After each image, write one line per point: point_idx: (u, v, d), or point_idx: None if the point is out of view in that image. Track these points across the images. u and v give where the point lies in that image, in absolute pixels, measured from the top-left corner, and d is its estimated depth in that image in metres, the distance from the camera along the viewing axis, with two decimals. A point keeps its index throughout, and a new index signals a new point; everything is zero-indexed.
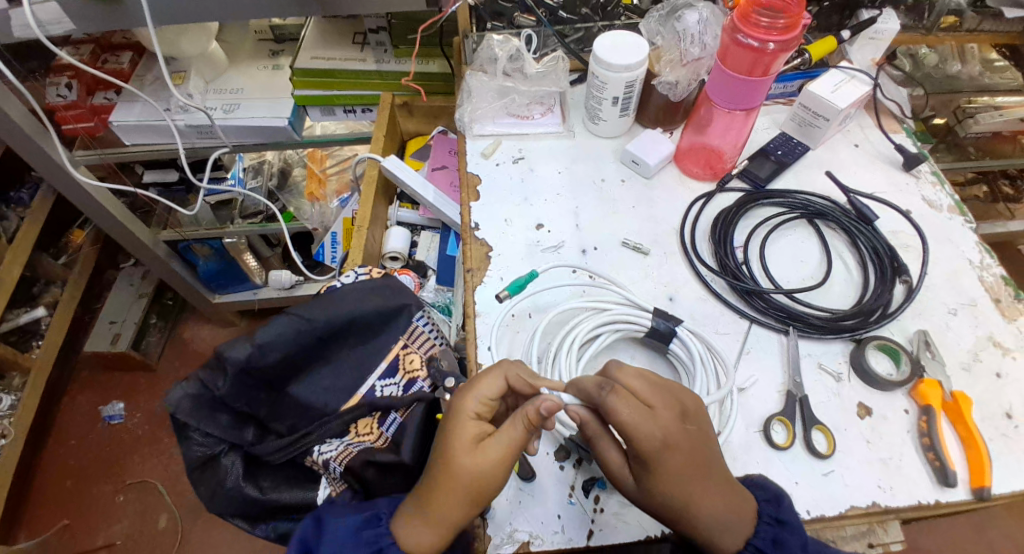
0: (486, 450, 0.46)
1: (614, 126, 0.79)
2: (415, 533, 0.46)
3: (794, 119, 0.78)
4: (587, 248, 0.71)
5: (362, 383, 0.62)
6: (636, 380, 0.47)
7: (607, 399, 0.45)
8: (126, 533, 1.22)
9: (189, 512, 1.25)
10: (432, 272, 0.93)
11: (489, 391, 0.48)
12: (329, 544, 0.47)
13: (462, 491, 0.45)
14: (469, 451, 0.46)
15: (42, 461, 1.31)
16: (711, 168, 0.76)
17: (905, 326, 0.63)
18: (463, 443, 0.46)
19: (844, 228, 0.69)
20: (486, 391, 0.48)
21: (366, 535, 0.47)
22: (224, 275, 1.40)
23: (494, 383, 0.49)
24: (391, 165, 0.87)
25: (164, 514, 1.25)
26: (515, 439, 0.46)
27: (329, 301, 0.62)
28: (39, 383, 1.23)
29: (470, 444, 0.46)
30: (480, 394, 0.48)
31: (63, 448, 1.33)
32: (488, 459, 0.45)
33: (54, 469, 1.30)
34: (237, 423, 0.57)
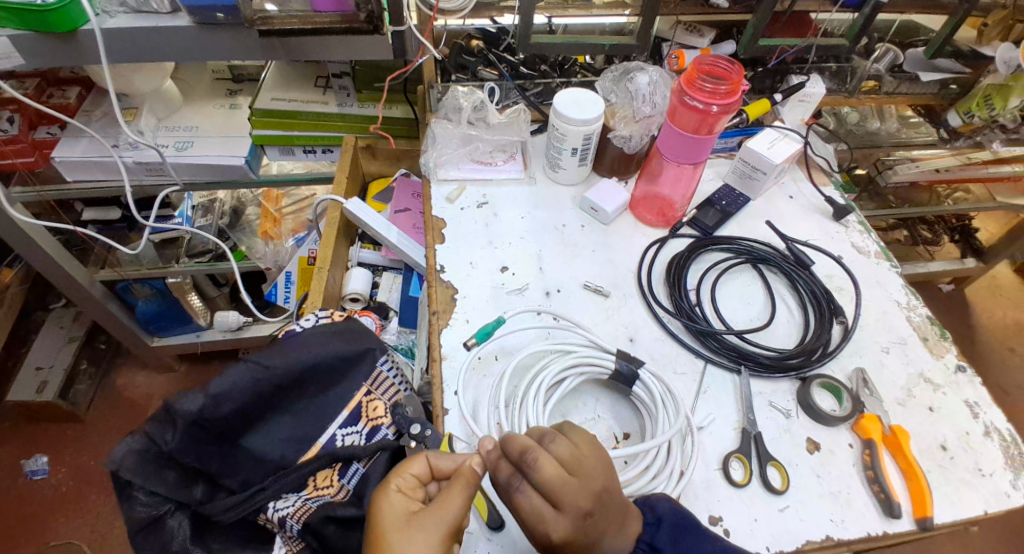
0: (413, 526, 0.45)
1: (572, 175, 0.83)
2: None
3: (735, 171, 0.84)
4: (550, 290, 0.73)
5: (322, 431, 0.60)
6: (546, 473, 0.45)
7: (515, 492, 0.46)
8: None
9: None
10: (393, 313, 0.92)
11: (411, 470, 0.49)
12: None
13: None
14: (400, 531, 0.45)
15: None
16: (663, 216, 0.80)
17: (844, 365, 0.67)
18: (396, 521, 0.45)
19: (785, 273, 0.74)
20: (416, 468, 0.49)
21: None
22: (165, 317, 1.33)
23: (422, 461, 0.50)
24: (353, 207, 0.88)
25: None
26: (449, 510, 0.45)
27: (289, 347, 0.61)
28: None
29: (404, 520, 0.45)
30: (409, 472, 0.49)
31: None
32: (421, 535, 0.44)
33: None
34: (183, 481, 0.53)
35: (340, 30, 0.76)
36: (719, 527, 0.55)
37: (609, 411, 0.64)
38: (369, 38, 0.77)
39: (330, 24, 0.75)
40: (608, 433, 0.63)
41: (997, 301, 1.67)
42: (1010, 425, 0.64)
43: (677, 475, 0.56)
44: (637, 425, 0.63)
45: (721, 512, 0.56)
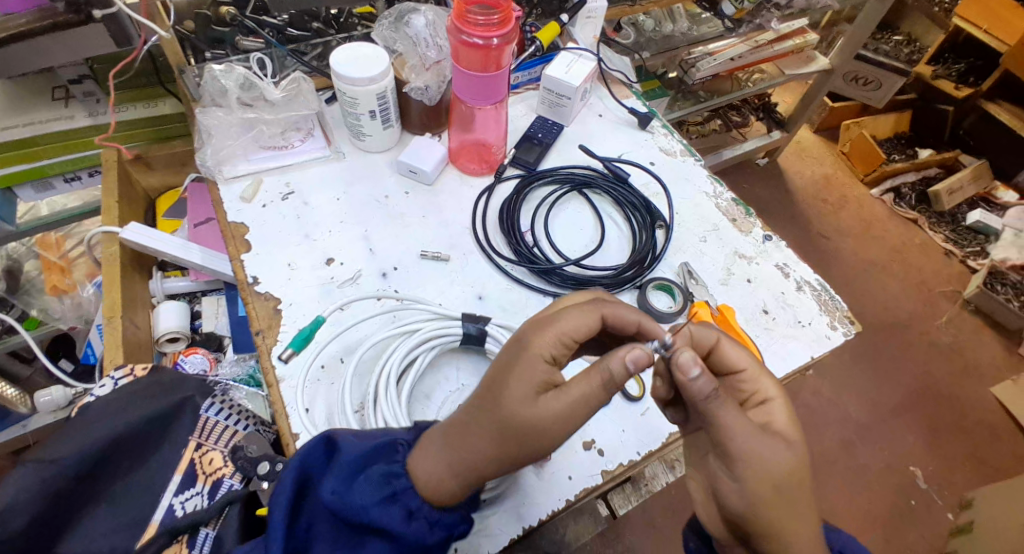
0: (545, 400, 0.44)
1: (381, 140, 0.76)
2: (437, 483, 0.43)
3: (543, 102, 0.83)
4: (386, 270, 0.68)
5: (155, 507, 0.51)
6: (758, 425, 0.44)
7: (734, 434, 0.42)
8: None
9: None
10: (228, 340, 0.81)
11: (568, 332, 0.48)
12: (335, 478, 0.41)
13: (506, 437, 0.43)
14: (530, 400, 0.43)
15: None
16: (485, 162, 0.77)
17: (671, 263, 0.71)
18: (521, 391, 0.44)
19: (608, 192, 0.75)
20: (576, 326, 0.48)
21: (375, 475, 0.42)
22: None
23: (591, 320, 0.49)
24: (134, 233, 0.76)
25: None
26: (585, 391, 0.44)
27: (79, 427, 0.51)
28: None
29: (528, 395, 0.44)
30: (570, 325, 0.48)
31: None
32: (552, 409, 0.43)
33: None
34: None
35: (45, 29, 0.60)
36: (593, 449, 0.57)
37: (472, 376, 0.62)
38: (83, 31, 0.63)
39: (25, 26, 0.60)
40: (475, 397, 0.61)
41: (806, 164, 1.90)
42: (816, 275, 0.72)
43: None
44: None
45: (590, 434, 0.58)
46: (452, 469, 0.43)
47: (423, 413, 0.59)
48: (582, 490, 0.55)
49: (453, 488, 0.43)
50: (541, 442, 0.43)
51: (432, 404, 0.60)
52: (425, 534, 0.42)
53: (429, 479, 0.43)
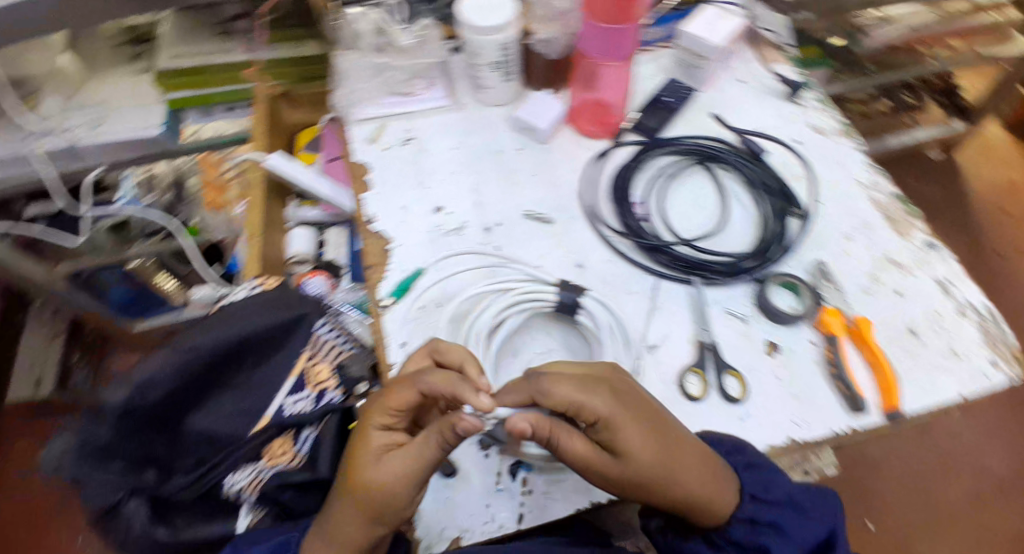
0: (386, 469, 0.43)
1: (500, 92, 0.74)
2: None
3: (677, 62, 0.76)
4: (490, 225, 0.68)
5: (269, 403, 0.58)
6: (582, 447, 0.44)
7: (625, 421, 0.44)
8: None
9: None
10: (345, 270, 0.88)
11: (398, 402, 0.46)
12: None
13: (363, 509, 0.44)
14: (377, 469, 0.44)
15: None
16: (603, 124, 0.72)
17: (803, 257, 0.64)
18: (366, 457, 0.45)
19: (738, 169, 0.68)
20: (397, 400, 0.45)
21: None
22: (140, 302, 1.24)
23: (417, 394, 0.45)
24: (277, 163, 0.82)
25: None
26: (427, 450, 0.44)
27: (221, 320, 0.58)
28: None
29: (373, 460, 0.45)
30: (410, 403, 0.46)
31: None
32: (393, 473, 0.43)
33: None
34: (133, 467, 0.50)
35: None
36: None
37: (561, 343, 0.62)
38: None
39: None
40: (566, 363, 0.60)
41: (989, 164, 1.59)
42: (987, 300, 0.61)
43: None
44: (587, 352, 0.60)
45: None
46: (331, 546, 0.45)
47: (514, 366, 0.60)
48: None
49: None
50: (396, 506, 0.44)
51: (518, 361, 0.60)
52: None
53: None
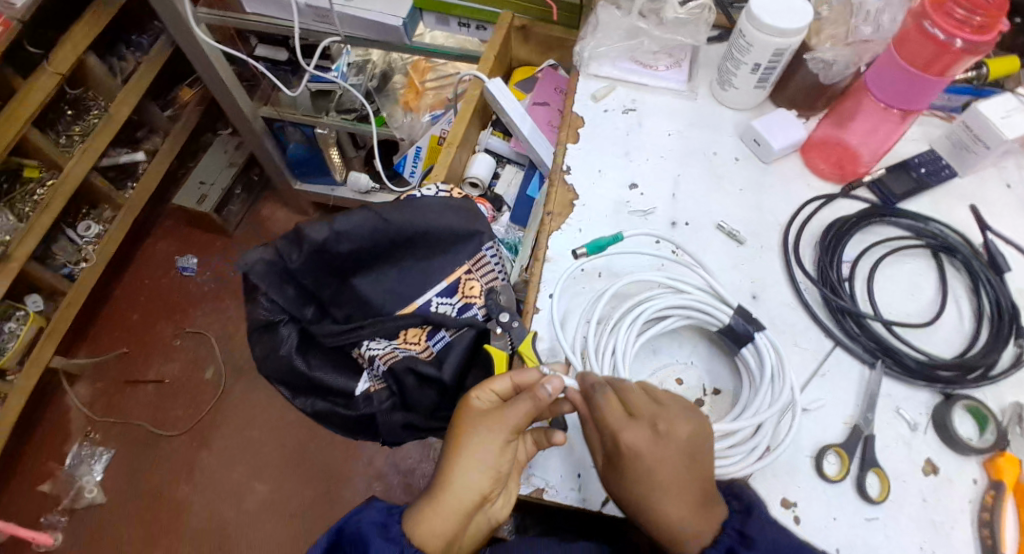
0: (497, 428, 0.47)
1: (744, 97, 0.71)
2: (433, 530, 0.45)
3: (949, 136, 0.68)
4: (677, 220, 0.66)
5: (421, 294, 0.61)
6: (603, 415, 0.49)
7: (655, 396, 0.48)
8: (175, 375, 1.29)
9: (215, 398, 1.27)
10: (506, 207, 0.92)
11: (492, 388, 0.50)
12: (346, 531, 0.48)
13: (485, 475, 0.46)
14: (485, 436, 0.47)
15: (107, 305, 1.38)
16: (840, 169, 0.68)
17: (1000, 394, 0.56)
18: (471, 430, 0.48)
19: (971, 272, 0.61)
20: (494, 385, 0.50)
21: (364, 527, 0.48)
22: (310, 164, 1.39)
23: (526, 405, 0.47)
24: (495, 88, 0.85)
25: (212, 384, 1.28)
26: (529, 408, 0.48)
27: (412, 206, 0.61)
28: (94, 152, 1.11)
29: (479, 433, 0.48)
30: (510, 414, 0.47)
31: (122, 287, 1.40)
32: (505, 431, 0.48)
33: (111, 321, 1.36)
34: (299, 299, 0.59)
35: None
36: (791, 512, 0.50)
37: (703, 360, 0.59)
38: None
39: None
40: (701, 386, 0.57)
41: None
42: None
43: (763, 452, 0.50)
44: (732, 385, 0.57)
45: (795, 496, 0.51)
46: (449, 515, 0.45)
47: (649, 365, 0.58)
48: None
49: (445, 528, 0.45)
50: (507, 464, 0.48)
51: (654, 361, 0.58)
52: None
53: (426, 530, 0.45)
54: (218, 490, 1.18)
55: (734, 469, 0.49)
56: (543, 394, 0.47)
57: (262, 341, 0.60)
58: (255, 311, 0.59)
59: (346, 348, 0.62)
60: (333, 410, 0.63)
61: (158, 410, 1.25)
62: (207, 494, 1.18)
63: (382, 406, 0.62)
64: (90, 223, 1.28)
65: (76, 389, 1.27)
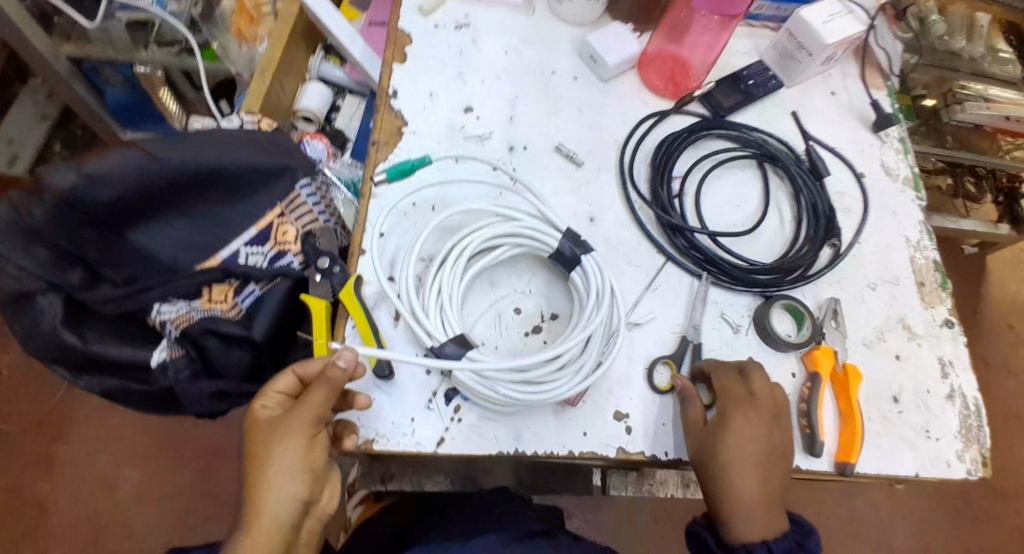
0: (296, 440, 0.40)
1: (579, 10, 0.66)
2: None
3: (775, 47, 0.68)
4: (515, 146, 0.62)
5: (225, 244, 0.53)
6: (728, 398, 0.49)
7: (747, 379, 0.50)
8: (15, 363, 1.10)
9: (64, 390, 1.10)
10: (350, 144, 0.82)
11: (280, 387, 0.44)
12: None
13: (278, 511, 0.39)
14: (284, 450, 0.40)
15: None
16: (673, 83, 0.66)
17: (818, 292, 0.59)
18: (258, 440, 0.41)
19: (791, 179, 0.63)
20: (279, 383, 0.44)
21: None
22: (135, 111, 1.18)
23: (323, 393, 0.41)
24: (315, 5, 0.74)
25: (55, 374, 1.10)
26: (321, 402, 0.41)
27: (198, 140, 0.52)
28: None
29: (265, 439, 0.41)
30: (309, 411, 0.41)
31: None
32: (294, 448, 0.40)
33: None
34: (59, 262, 0.48)
35: None
36: (623, 423, 0.50)
37: (542, 288, 0.57)
38: None
39: None
40: (537, 317, 0.56)
41: None
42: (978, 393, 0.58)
43: (594, 366, 0.49)
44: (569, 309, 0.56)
45: (626, 408, 0.51)
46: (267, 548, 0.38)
47: (481, 301, 0.55)
48: (588, 452, 0.49)
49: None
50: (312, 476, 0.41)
51: (494, 293, 0.56)
52: None
53: None
54: (87, 484, 1.05)
55: (564, 390, 0.47)
56: (337, 373, 0.40)
57: (18, 318, 0.50)
58: (3, 280, 0.48)
59: (135, 316, 0.53)
60: (126, 386, 0.55)
61: (0, 404, 1.08)
62: (76, 488, 1.04)
63: (179, 377, 0.54)
64: None
65: None
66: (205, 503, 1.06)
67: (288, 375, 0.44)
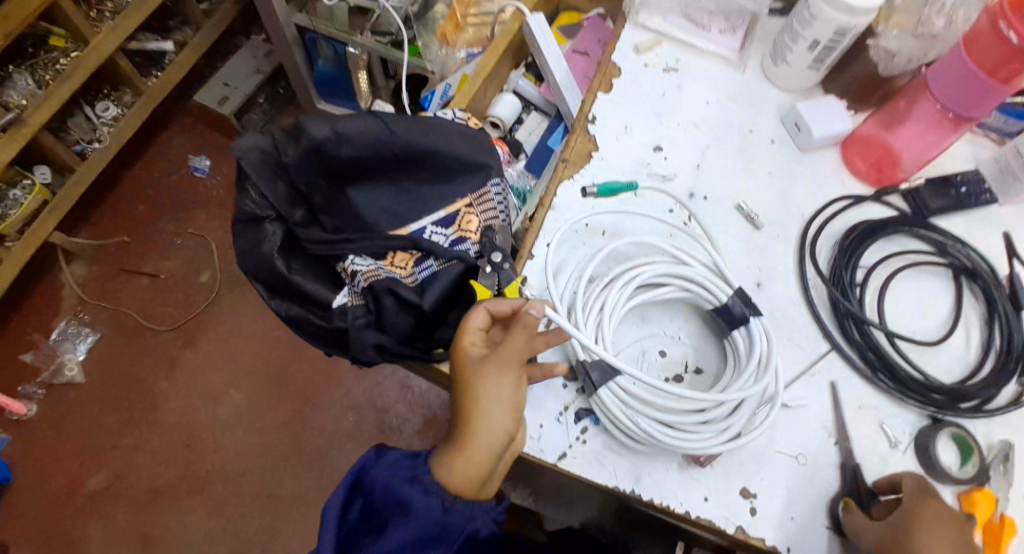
0: (503, 372, 0.46)
1: (796, 77, 0.66)
2: (459, 474, 0.45)
3: (996, 161, 0.63)
4: (696, 193, 0.63)
5: (416, 219, 0.59)
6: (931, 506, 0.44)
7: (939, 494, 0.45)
8: (170, 272, 1.28)
9: (203, 304, 1.26)
10: (524, 156, 0.87)
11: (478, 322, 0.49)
12: (383, 475, 0.46)
13: (493, 434, 0.45)
14: (493, 380, 0.46)
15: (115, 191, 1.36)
16: (877, 171, 0.63)
17: (991, 431, 0.54)
18: (470, 367, 0.47)
19: (988, 300, 0.58)
20: (479, 319, 0.49)
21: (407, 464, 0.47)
22: (336, 84, 1.35)
23: (522, 336, 0.46)
24: (534, 24, 0.81)
25: (205, 286, 1.27)
26: (521, 344, 0.46)
27: (421, 123, 0.59)
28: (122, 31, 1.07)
29: (477, 367, 0.47)
30: (512, 352, 0.46)
31: (132, 177, 1.38)
32: (507, 379, 0.46)
33: (113, 206, 1.34)
34: (289, 198, 0.57)
35: None
36: (748, 502, 0.49)
37: (691, 339, 0.57)
38: None
39: None
40: (679, 363, 0.56)
41: None
42: None
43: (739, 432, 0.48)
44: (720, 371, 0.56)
45: (754, 487, 0.50)
46: (482, 461, 0.45)
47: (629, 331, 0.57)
48: (706, 519, 0.49)
49: (477, 470, 0.45)
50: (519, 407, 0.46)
51: (643, 329, 0.57)
52: (437, 513, 0.45)
53: (452, 478, 0.45)
54: (195, 391, 1.19)
55: (703, 446, 0.47)
56: (530, 319, 0.47)
57: (244, 236, 0.58)
58: (246, 202, 0.58)
59: (333, 259, 0.59)
60: (307, 318, 0.58)
61: (149, 303, 1.25)
62: (185, 394, 1.18)
63: (356, 323, 0.56)
64: (109, 104, 1.24)
65: (72, 267, 1.27)
66: (283, 442, 1.16)
67: (483, 313, 0.49)
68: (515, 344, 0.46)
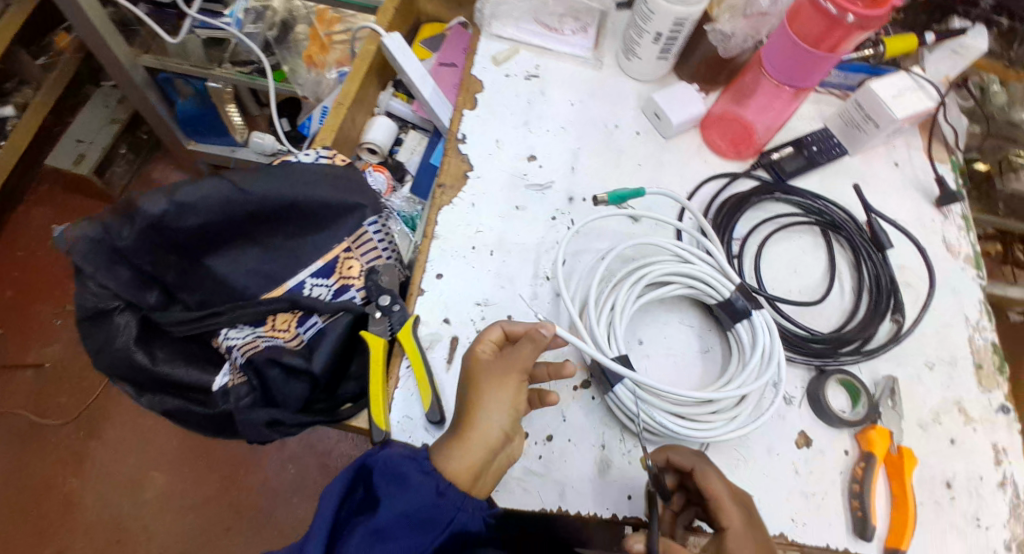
0: (506, 379, 0.45)
1: (646, 68, 0.68)
2: (452, 467, 0.43)
3: (841, 115, 0.68)
4: (575, 196, 0.63)
5: (292, 275, 0.56)
6: None
7: None
8: (58, 357, 1.15)
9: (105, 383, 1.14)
10: (409, 177, 0.86)
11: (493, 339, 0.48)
12: (383, 465, 0.44)
13: (486, 433, 0.44)
14: (495, 384, 0.45)
15: None
16: (735, 146, 0.66)
17: (875, 368, 0.58)
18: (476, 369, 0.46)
19: (853, 248, 0.62)
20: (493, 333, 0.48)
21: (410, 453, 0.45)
22: (203, 123, 1.22)
23: (528, 350, 0.46)
24: (391, 44, 0.77)
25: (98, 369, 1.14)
26: (524, 357, 0.46)
27: (276, 173, 0.55)
28: None
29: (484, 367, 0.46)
30: (517, 362, 0.46)
31: None
32: (511, 383, 0.45)
33: None
34: (138, 282, 0.52)
35: None
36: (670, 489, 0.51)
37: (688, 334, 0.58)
38: None
39: None
40: (688, 350, 0.57)
41: None
42: None
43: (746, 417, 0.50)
44: (722, 361, 0.57)
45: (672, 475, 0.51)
46: (473, 458, 0.44)
47: (642, 326, 0.58)
48: (636, 517, 0.49)
49: (471, 461, 0.43)
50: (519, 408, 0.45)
51: None
52: (432, 496, 0.43)
53: (448, 469, 0.43)
54: (111, 485, 1.07)
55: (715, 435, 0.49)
56: (541, 336, 0.46)
57: (92, 334, 0.52)
58: (83, 298, 0.51)
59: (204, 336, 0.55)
60: (187, 408, 0.54)
61: (38, 399, 1.11)
62: (101, 489, 1.07)
63: (240, 404, 0.52)
64: None
65: None
66: (222, 515, 1.07)
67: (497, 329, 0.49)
68: (524, 353, 0.46)
